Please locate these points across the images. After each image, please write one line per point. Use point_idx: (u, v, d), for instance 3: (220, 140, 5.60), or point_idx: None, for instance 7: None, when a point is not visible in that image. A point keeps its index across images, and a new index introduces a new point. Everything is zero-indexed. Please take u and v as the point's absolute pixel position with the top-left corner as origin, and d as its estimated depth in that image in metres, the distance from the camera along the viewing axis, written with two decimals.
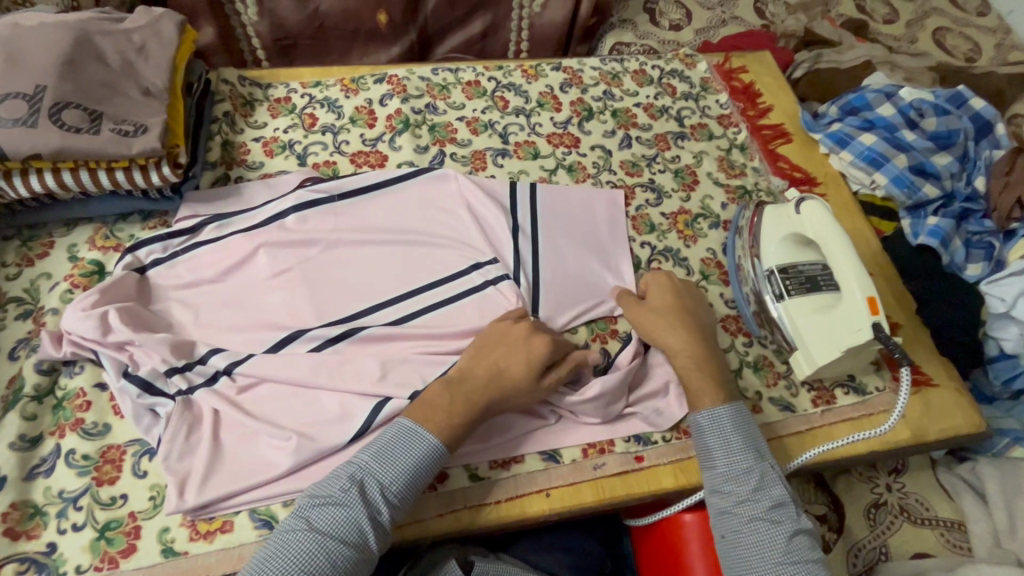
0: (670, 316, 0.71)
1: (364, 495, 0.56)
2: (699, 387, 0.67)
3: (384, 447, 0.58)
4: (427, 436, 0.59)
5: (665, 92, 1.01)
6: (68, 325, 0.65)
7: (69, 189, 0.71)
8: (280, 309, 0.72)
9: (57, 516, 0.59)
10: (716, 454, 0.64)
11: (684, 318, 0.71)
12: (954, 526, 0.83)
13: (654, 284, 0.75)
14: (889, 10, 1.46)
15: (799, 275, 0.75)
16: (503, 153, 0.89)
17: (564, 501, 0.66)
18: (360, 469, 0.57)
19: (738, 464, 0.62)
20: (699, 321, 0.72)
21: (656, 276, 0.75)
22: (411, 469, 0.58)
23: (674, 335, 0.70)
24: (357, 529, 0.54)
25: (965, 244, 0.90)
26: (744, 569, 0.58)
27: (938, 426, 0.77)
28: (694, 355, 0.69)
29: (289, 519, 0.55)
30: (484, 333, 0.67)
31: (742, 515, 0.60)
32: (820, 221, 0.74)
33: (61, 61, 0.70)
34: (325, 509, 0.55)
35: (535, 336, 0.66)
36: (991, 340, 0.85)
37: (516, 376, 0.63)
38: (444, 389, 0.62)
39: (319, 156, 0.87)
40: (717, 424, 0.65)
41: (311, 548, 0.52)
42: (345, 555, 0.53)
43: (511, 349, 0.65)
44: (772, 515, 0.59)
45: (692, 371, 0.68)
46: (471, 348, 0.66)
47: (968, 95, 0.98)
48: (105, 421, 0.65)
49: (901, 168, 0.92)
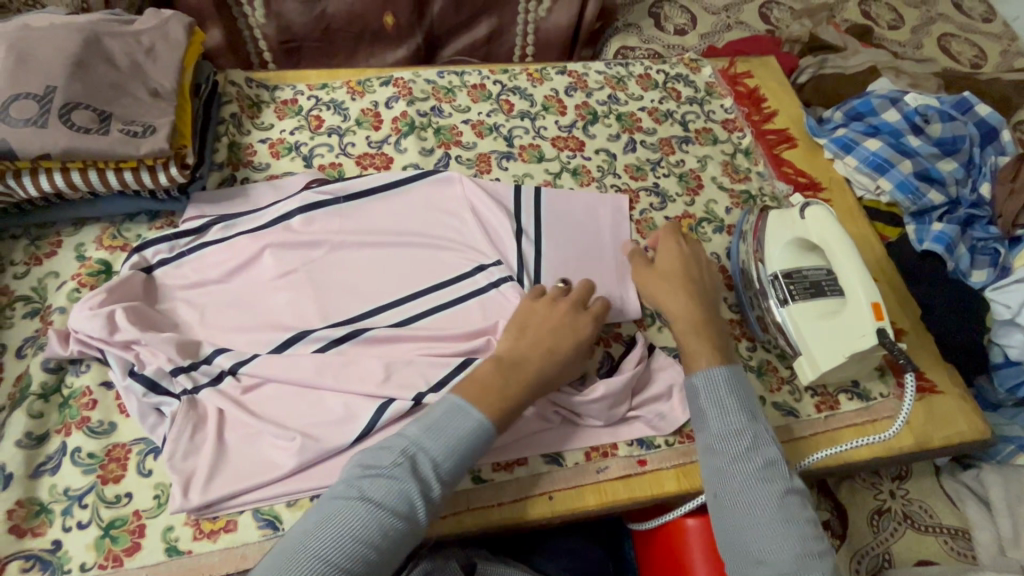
0: (675, 282, 0.71)
1: (418, 469, 0.55)
2: (695, 352, 0.66)
3: (437, 422, 0.58)
4: (476, 413, 0.58)
5: (670, 96, 1.01)
6: (76, 324, 0.66)
7: (77, 190, 0.72)
8: (285, 309, 0.72)
9: (62, 514, 0.59)
10: (709, 416, 0.62)
11: (690, 283, 0.71)
12: (959, 534, 0.82)
13: (664, 247, 0.75)
14: (895, 16, 1.46)
15: (803, 280, 0.75)
16: (508, 156, 0.89)
17: (567, 504, 0.66)
18: (413, 443, 0.56)
19: (730, 424, 0.61)
20: (704, 285, 0.72)
21: (667, 238, 0.76)
22: (463, 444, 0.57)
23: (674, 301, 0.70)
24: (409, 502, 0.53)
25: (970, 251, 0.89)
26: (738, 528, 0.56)
27: (943, 432, 0.76)
28: (694, 320, 0.68)
29: (338, 489, 0.54)
30: (523, 308, 0.68)
31: (735, 472, 0.58)
32: (825, 227, 0.75)
33: (71, 62, 0.70)
34: (378, 481, 0.54)
35: (580, 314, 0.67)
36: (996, 347, 0.84)
37: (566, 352, 0.65)
38: (496, 367, 0.62)
39: (325, 158, 0.87)
40: (712, 389, 0.63)
41: (363, 519, 0.51)
42: (396, 528, 0.52)
43: (557, 326, 0.66)
44: (766, 474, 0.58)
45: (690, 336, 0.67)
46: (512, 326, 0.66)
47: (974, 100, 0.97)
48: (110, 420, 0.65)
49: (906, 173, 0.92)
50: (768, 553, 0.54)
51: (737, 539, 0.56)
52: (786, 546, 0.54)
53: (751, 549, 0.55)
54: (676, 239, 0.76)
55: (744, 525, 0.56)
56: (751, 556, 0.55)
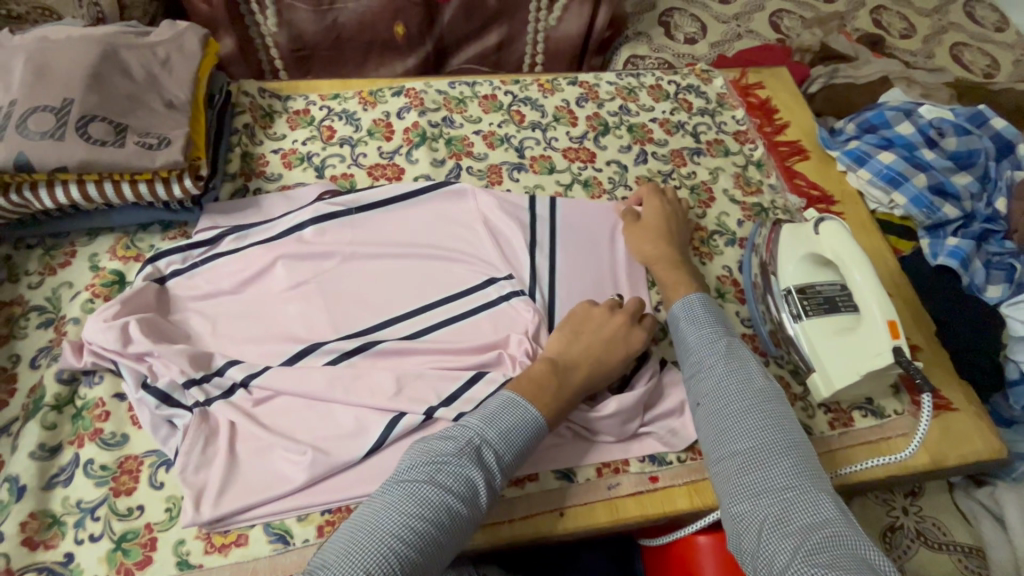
0: (648, 222, 0.80)
1: (482, 459, 0.57)
2: (674, 284, 0.73)
3: (497, 415, 0.60)
4: (534, 412, 0.60)
5: (681, 107, 1.01)
6: (89, 336, 0.66)
7: (92, 201, 0.72)
8: (296, 321, 0.72)
9: (75, 527, 0.60)
10: (689, 332, 0.67)
11: (669, 229, 0.79)
12: (973, 553, 0.81)
13: (647, 199, 0.83)
14: (906, 25, 1.45)
15: (816, 296, 0.76)
16: (519, 167, 0.89)
17: (578, 520, 0.66)
18: (476, 433, 0.58)
19: (705, 336, 0.66)
20: (678, 233, 0.80)
21: (649, 193, 0.83)
22: (522, 438, 0.59)
23: (653, 245, 0.78)
24: (474, 489, 0.55)
25: (986, 266, 0.87)
26: (716, 425, 0.59)
27: (958, 451, 0.75)
28: (672, 259, 0.76)
29: (403, 473, 0.56)
30: (579, 313, 0.70)
31: (713, 372, 0.62)
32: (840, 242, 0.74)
33: (87, 74, 0.71)
34: (445, 468, 0.55)
35: (633, 329, 0.70)
36: (1011, 363, 0.83)
37: (616, 363, 0.67)
38: (550, 368, 0.64)
39: (337, 169, 0.87)
40: (689, 311, 0.68)
41: (434, 503, 0.53)
42: (463, 514, 0.54)
43: (610, 339, 0.68)
44: (742, 371, 0.62)
45: (669, 275, 0.74)
46: (565, 330, 0.69)
47: (989, 114, 0.96)
48: (122, 431, 0.65)
49: (920, 187, 0.92)
50: (752, 445, 0.56)
51: (719, 435, 0.59)
52: (769, 439, 0.56)
53: (736, 445, 0.57)
54: (657, 193, 0.83)
55: (728, 423, 0.59)
56: (736, 452, 0.57)
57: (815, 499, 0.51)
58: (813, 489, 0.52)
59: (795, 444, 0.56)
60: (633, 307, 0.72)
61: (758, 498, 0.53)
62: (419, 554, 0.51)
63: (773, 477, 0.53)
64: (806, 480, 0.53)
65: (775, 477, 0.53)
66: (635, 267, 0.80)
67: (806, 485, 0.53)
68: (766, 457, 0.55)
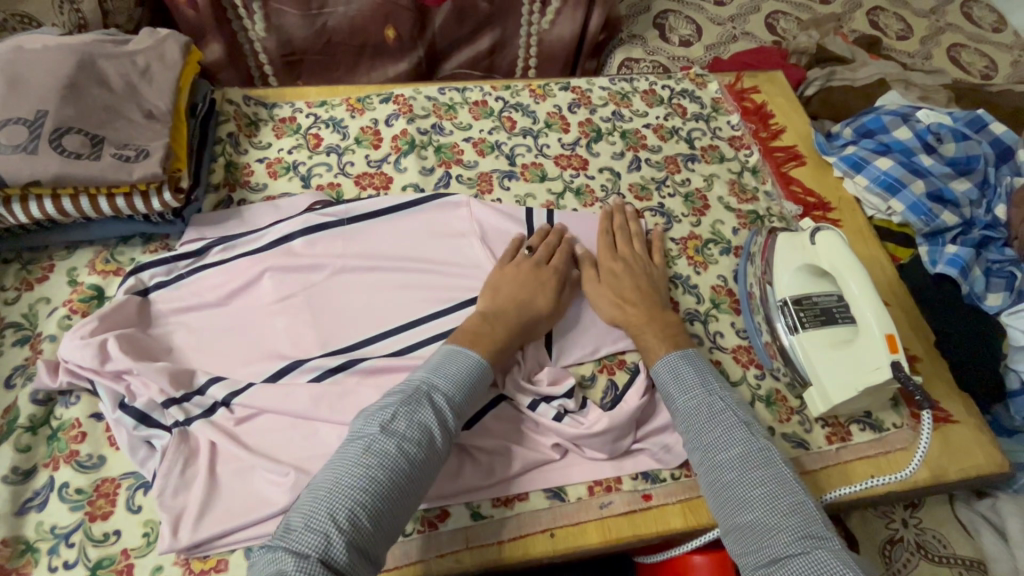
0: (613, 289, 0.74)
1: (432, 403, 0.58)
2: (651, 347, 0.69)
3: (439, 365, 0.61)
4: (477, 357, 0.63)
5: (675, 113, 0.99)
6: (65, 354, 0.64)
7: (68, 215, 0.70)
8: (282, 336, 0.70)
9: (49, 553, 0.58)
10: (675, 395, 0.64)
11: (632, 281, 0.75)
12: (974, 565, 0.80)
13: (602, 248, 0.79)
14: (903, 26, 1.44)
15: (813, 307, 0.74)
16: (510, 175, 0.88)
17: (570, 542, 0.64)
18: (422, 382, 0.59)
19: (690, 401, 0.63)
20: (648, 282, 0.76)
21: (601, 244, 0.79)
22: (470, 382, 0.61)
23: (614, 309, 0.73)
24: (429, 432, 0.56)
25: (985, 274, 0.85)
26: (722, 498, 0.57)
27: (958, 466, 0.74)
28: (644, 315, 0.72)
29: (358, 429, 0.56)
30: (495, 274, 0.73)
31: (704, 440, 0.60)
32: (833, 251, 0.73)
33: (63, 85, 0.69)
34: (399, 417, 0.55)
35: (544, 271, 0.74)
36: (1012, 373, 0.80)
37: (540, 296, 0.71)
38: (483, 320, 0.68)
39: (323, 178, 0.85)
40: (673, 371, 0.65)
41: (392, 448, 0.53)
42: (420, 455, 0.55)
43: (526, 281, 0.72)
44: (732, 430, 0.59)
45: (647, 334, 0.70)
46: (485, 289, 0.72)
47: (988, 119, 0.95)
48: (99, 453, 0.63)
49: (918, 194, 0.90)
50: (753, 517, 0.54)
51: (725, 511, 0.56)
52: (767, 506, 0.54)
53: (740, 518, 0.54)
54: (608, 249, 0.78)
55: (729, 496, 0.56)
56: (741, 525, 0.54)
57: (820, 562, 0.48)
58: (815, 550, 0.49)
59: (792, 506, 0.53)
60: (541, 253, 0.75)
61: (767, 573, 0.50)
62: (383, 498, 0.51)
63: (776, 547, 0.51)
64: (807, 542, 0.50)
65: (777, 545, 0.51)
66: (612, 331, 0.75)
67: (808, 547, 0.50)
68: (770, 526, 0.52)
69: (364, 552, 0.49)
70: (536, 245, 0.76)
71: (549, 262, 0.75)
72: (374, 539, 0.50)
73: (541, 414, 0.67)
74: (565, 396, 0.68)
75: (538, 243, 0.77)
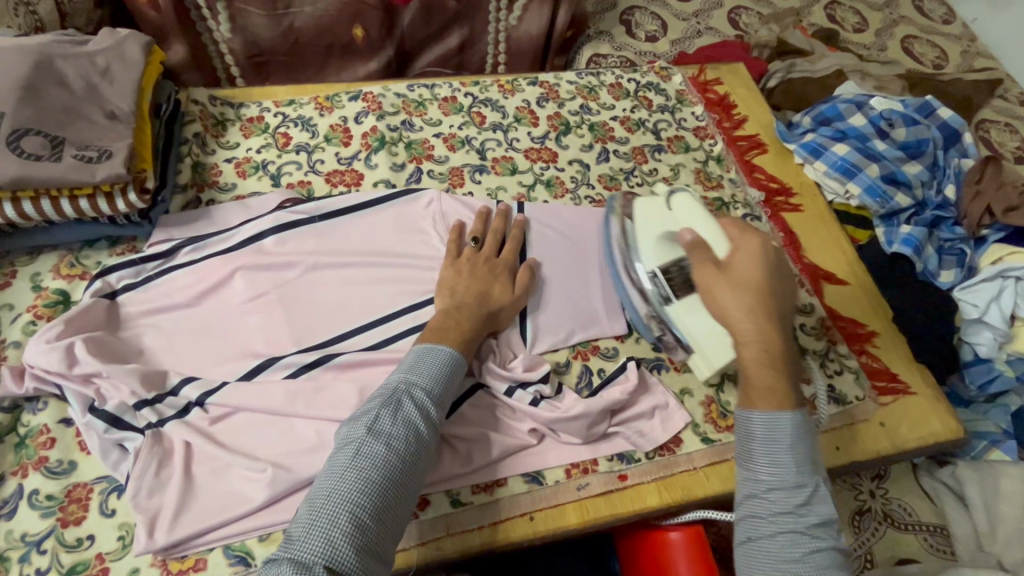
0: (754, 301, 0.57)
1: (413, 400, 0.58)
2: (767, 386, 0.56)
3: (415, 362, 0.62)
4: (448, 347, 0.64)
5: (641, 104, 1.02)
6: (30, 359, 0.63)
7: (31, 219, 0.69)
8: (255, 334, 0.70)
9: (20, 561, 0.57)
10: (758, 460, 0.55)
11: (766, 306, 0.57)
12: (938, 531, 0.84)
13: (737, 257, 0.60)
14: (859, 19, 1.49)
15: (680, 272, 0.72)
16: (481, 169, 0.88)
17: (548, 524, 0.65)
18: (400, 381, 0.60)
19: (782, 475, 0.53)
20: (782, 309, 0.58)
21: (742, 237, 0.61)
22: (448, 375, 0.62)
23: (746, 326, 0.57)
24: (415, 427, 0.57)
25: (938, 252, 0.92)
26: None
27: (917, 433, 0.77)
28: (772, 345, 0.57)
29: (345, 436, 0.56)
30: (449, 274, 0.72)
31: (774, 527, 0.52)
32: (684, 210, 0.69)
33: (18, 87, 0.68)
34: (382, 420, 0.56)
35: (496, 260, 0.75)
36: (966, 346, 0.88)
37: (498, 288, 0.72)
38: (447, 314, 0.68)
39: (293, 176, 0.85)
40: (774, 434, 0.55)
41: (382, 450, 0.54)
42: (411, 452, 0.56)
43: (482, 274, 0.73)
44: (816, 531, 0.51)
45: (761, 374, 0.56)
46: (442, 288, 0.71)
47: (935, 104, 1.00)
48: (70, 458, 0.63)
49: (873, 177, 0.94)
50: None
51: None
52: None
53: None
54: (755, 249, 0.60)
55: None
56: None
57: None
58: None
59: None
60: (485, 243, 0.76)
61: None
62: (381, 498, 0.52)
63: None
64: None
65: None
66: (591, 325, 0.77)
67: None
68: None
69: (371, 551, 0.50)
70: (482, 238, 0.77)
71: (497, 254, 0.76)
72: (379, 538, 0.51)
73: (519, 400, 0.68)
74: (542, 381, 0.70)
75: (481, 233, 0.78)
